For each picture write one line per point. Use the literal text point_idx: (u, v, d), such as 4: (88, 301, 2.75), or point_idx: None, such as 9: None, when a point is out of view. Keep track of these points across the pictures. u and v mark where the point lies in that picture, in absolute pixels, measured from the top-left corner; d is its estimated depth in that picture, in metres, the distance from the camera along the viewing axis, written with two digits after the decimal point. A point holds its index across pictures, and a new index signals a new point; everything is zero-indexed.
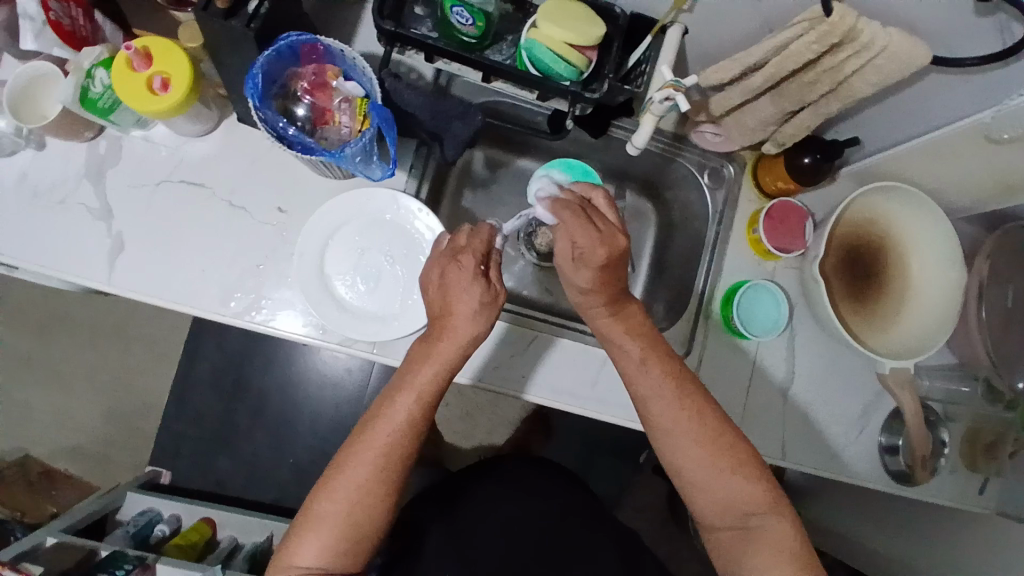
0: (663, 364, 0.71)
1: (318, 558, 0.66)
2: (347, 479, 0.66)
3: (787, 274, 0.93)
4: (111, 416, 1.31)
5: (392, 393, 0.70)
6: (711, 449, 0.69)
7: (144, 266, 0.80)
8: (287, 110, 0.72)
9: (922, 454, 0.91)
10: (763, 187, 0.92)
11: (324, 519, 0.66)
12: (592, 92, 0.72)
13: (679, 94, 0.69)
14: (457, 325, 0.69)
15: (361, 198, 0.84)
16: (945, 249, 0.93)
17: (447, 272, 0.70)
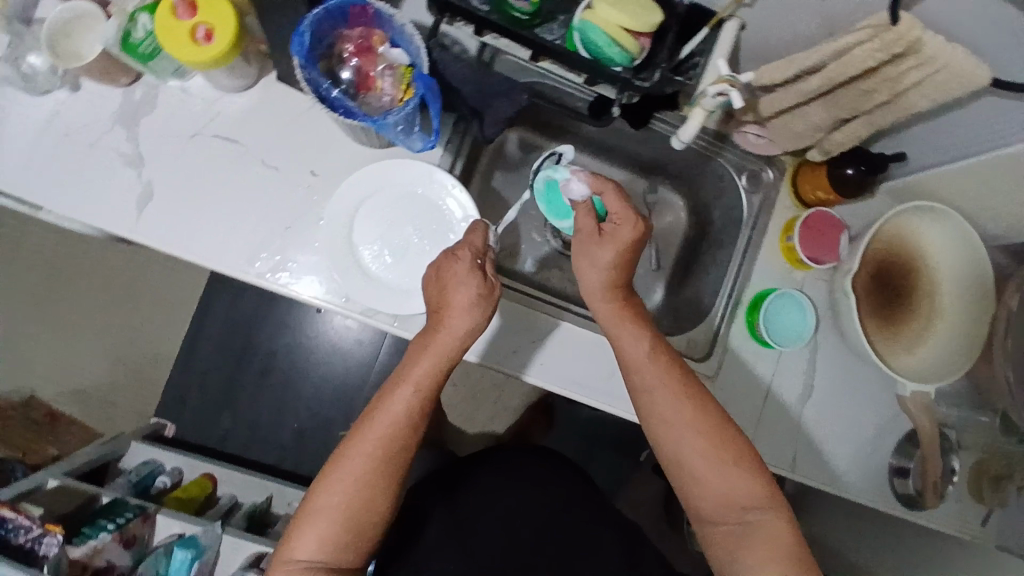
0: (663, 355, 0.71)
1: (316, 551, 0.65)
2: (345, 472, 0.66)
3: (816, 285, 0.92)
4: (120, 364, 1.32)
5: (391, 385, 0.69)
6: (710, 444, 0.67)
7: (171, 217, 0.79)
8: (331, 72, 0.71)
9: (934, 479, 0.90)
10: (801, 195, 0.91)
11: (322, 511, 0.66)
12: (643, 81, 0.70)
13: (734, 90, 0.67)
14: (457, 316, 0.70)
15: (395, 169, 0.83)
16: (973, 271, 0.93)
17: (444, 267, 0.72)
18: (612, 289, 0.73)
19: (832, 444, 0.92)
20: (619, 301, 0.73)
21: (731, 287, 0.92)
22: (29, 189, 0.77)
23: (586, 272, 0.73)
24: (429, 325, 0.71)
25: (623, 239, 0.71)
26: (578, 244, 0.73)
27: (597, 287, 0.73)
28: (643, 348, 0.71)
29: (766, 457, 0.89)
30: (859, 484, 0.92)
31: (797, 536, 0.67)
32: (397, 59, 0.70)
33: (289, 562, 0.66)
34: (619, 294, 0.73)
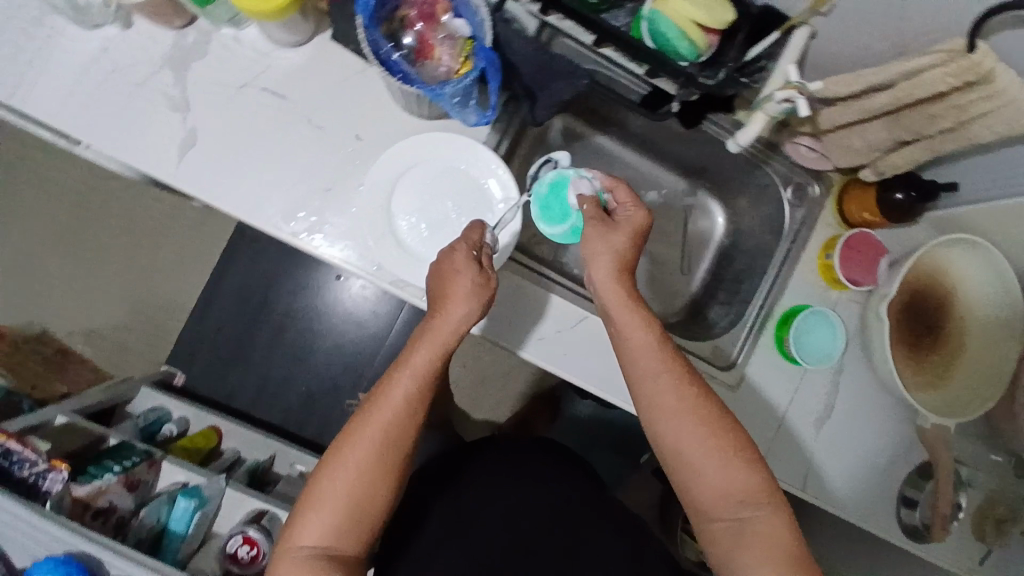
0: (659, 343, 0.70)
1: (319, 538, 0.65)
2: (348, 459, 0.66)
3: (848, 306, 0.91)
4: (136, 308, 1.33)
5: (392, 371, 0.69)
6: (709, 438, 0.66)
7: (211, 167, 0.78)
8: (393, 36, 0.69)
9: (944, 513, 0.89)
10: (846, 214, 0.90)
11: (325, 497, 0.65)
12: (706, 79, 0.70)
13: (802, 98, 0.67)
14: (455, 304, 0.71)
15: (442, 142, 0.81)
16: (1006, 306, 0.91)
17: (443, 259, 0.74)
18: (618, 276, 0.73)
19: (845, 468, 0.91)
20: (629, 293, 0.72)
21: (762, 299, 0.91)
22: (70, 123, 0.76)
23: (598, 258, 0.73)
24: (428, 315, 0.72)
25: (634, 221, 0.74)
26: (593, 230, 0.73)
27: (604, 278, 0.73)
28: (642, 338, 0.70)
29: (777, 474, 0.88)
30: (868, 513, 0.91)
31: (796, 536, 0.64)
32: (461, 30, 0.68)
33: (294, 550, 0.65)
34: (624, 283, 0.73)
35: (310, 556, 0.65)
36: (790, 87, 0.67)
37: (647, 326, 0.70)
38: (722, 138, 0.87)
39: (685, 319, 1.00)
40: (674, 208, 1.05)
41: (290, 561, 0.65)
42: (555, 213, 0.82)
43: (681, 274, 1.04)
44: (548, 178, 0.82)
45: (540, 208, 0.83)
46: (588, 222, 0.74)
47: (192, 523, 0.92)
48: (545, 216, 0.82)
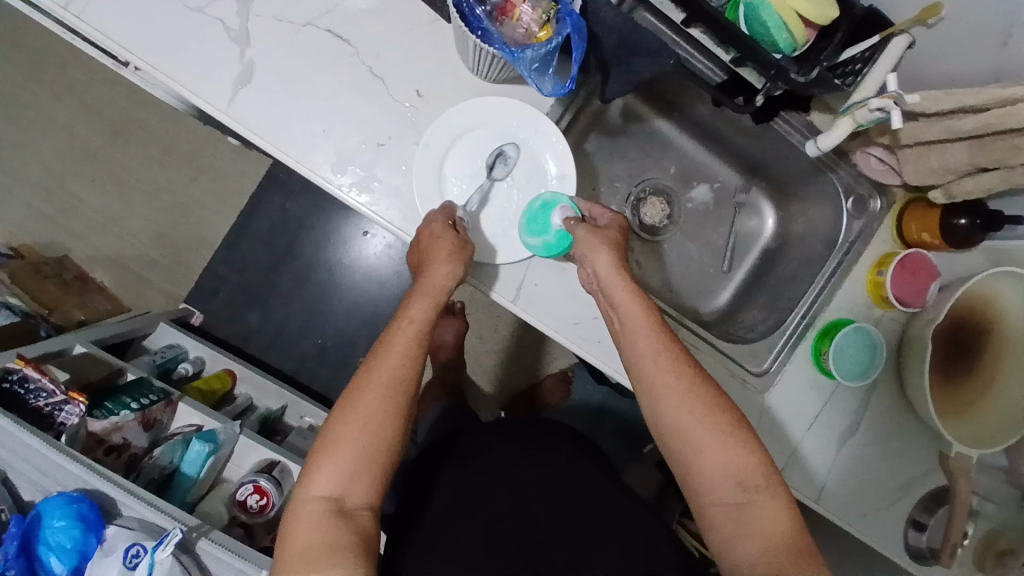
0: (649, 321, 0.70)
1: (333, 486, 0.62)
2: (360, 405, 0.64)
3: (890, 326, 0.90)
4: (160, 238, 1.33)
5: (393, 325, 0.69)
6: (705, 413, 0.66)
7: (264, 105, 0.75)
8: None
9: (955, 541, 0.88)
10: (904, 232, 0.88)
11: (339, 443, 0.63)
12: (800, 76, 0.67)
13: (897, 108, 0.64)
14: (445, 268, 0.72)
15: (506, 110, 0.78)
16: None
17: (424, 230, 0.74)
18: (619, 265, 0.73)
19: (863, 487, 0.91)
20: (630, 281, 0.72)
21: (804, 308, 0.89)
22: (122, 42, 0.72)
23: (598, 251, 0.73)
24: (416, 281, 0.73)
25: (616, 223, 0.77)
26: (585, 230, 0.74)
27: (607, 268, 0.73)
28: (631, 315, 0.71)
29: (794, 485, 0.88)
30: (877, 533, 0.91)
31: (793, 511, 0.64)
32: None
33: (307, 502, 0.63)
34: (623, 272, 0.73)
35: (325, 506, 0.62)
36: (889, 98, 0.64)
37: (635, 309, 0.71)
38: (793, 141, 0.85)
39: (720, 318, 0.99)
40: (723, 203, 1.03)
41: (302, 515, 0.62)
42: (536, 226, 0.78)
43: (722, 271, 1.02)
44: (542, 194, 0.78)
45: (526, 219, 0.78)
46: (579, 227, 0.75)
47: (204, 467, 0.91)
48: (526, 229, 0.78)
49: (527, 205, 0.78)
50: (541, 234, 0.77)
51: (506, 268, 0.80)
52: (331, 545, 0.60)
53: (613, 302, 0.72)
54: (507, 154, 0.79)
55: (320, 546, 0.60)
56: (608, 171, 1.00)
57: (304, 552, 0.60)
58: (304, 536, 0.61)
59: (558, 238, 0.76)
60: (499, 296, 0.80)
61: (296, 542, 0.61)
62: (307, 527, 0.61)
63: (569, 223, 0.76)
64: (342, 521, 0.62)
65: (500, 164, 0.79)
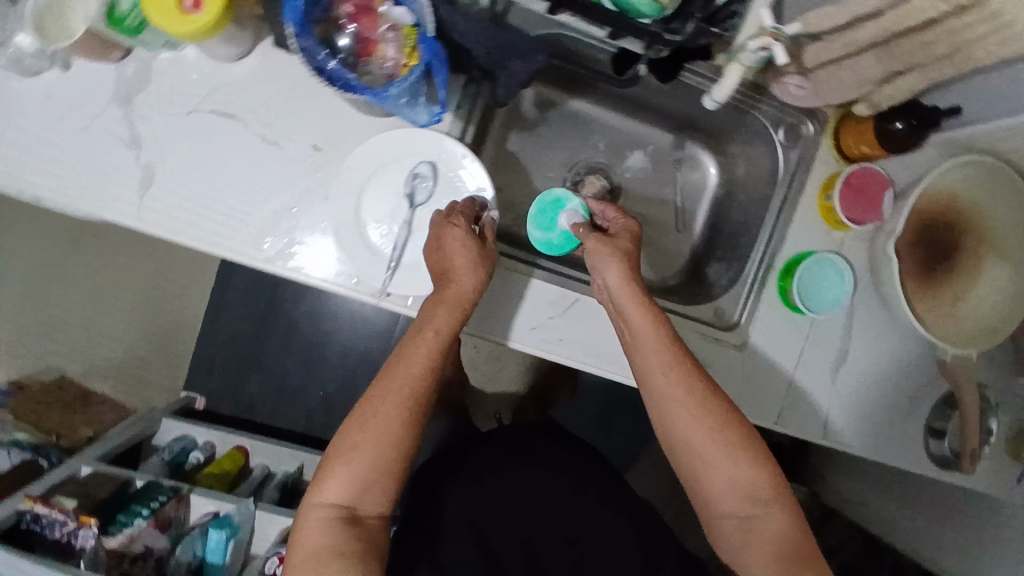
0: (662, 335, 0.68)
1: (345, 494, 0.64)
2: (376, 417, 0.65)
3: (855, 246, 0.87)
4: (146, 335, 1.35)
5: (413, 337, 0.68)
6: (718, 430, 0.66)
7: (174, 201, 0.76)
8: (321, 39, 0.63)
9: (973, 446, 0.86)
10: (844, 149, 0.85)
11: (351, 454, 0.64)
12: (672, 33, 0.65)
13: (779, 43, 0.61)
14: (466, 274, 0.70)
15: (405, 139, 0.77)
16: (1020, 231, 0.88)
17: (443, 234, 0.72)
18: (630, 276, 0.70)
19: (869, 410, 0.90)
20: (641, 291, 0.69)
21: (762, 250, 0.88)
22: (20, 178, 0.73)
23: (611, 263, 0.71)
24: (438, 288, 0.71)
25: (630, 231, 0.75)
26: (596, 240, 0.73)
27: (618, 282, 0.70)
28: (643, 329, 0.69)
29: (795, 429, 0.87)
30: (891, 455, 0.90)
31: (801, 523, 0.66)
32: (400, 18, 0.63)
33: (318, 506, 0.64)
34: (635, 281, 0.71)
35: (335, 514, 0.64)
36: (767, 37, 0.62)
37: (653, 317, 0.68)
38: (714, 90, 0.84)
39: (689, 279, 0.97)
40: (664, 165, 1.01)
41: (313, 518, 0.64)
42: (543, 222, 0.83)
43: (679, 232, 1.01)
44: (557, 191, 0.82)
45: (537, 210, 0.83)
46: (592, 236, 0.73)
47: (227, 552, 0.95)
48: (536, 219, 0.83)
49: (541, 198, 0.82)
50: (546, 230, 0.83)
51: None
52: (339, 553, 0.62)
53: (628, 307, 0.69)
54: (421, 176, 0.78)
55: (330, 551, 0.62)
56: (541, 165, 0.99)
57: (313, 555, 0.62)
58: (314, 541, 0.63)
59: (560, 239, 0.82)
60: None
61: (304, 543, 0.63)
62: (316, 530, 0.63)
63: (575, 228, 0.78)
64: (351, 529, 0.64)
65: (420, 187, 0.78)
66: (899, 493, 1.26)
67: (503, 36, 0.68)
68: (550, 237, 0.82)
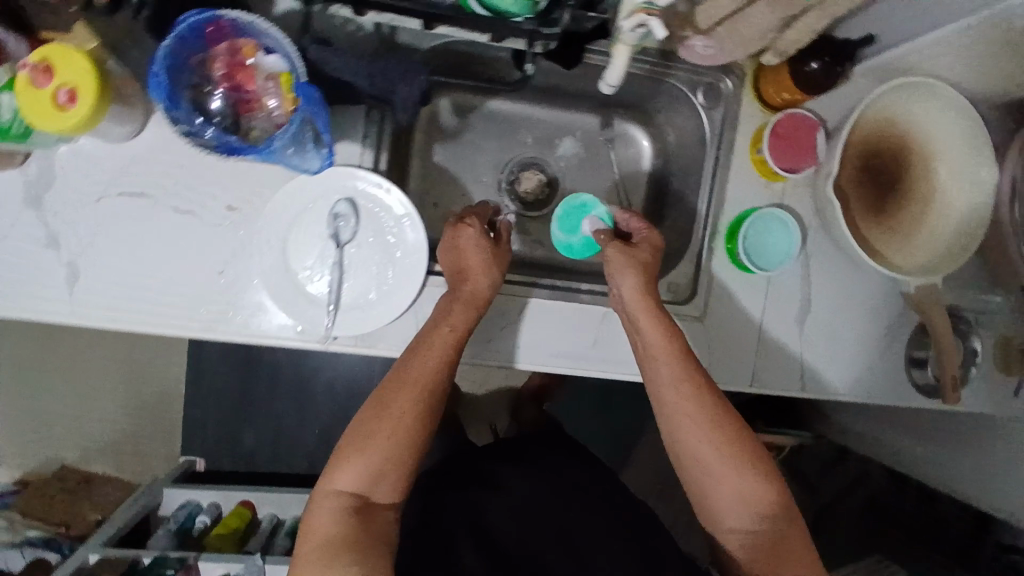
0: (671, 349, 0.70)
1: (359, 483, 0.65)
2: (393, 408, 0.67)
3: (796, 194, 0.86)
4: (133, 409, 1.35)
5: (432, 331, 0.71)
6: (726, 448, 0.67)
7: (106, 290, 0.76)
8: (195, 107, 0.62)
9: (954, 374, 0.83)
10: (767, 99, 0.83)
11: (369, 443, 0.66)
12: (552, 25, 0.62)
13: (654, 17, 0.57)
14: (477, 269, 0.75)
15: (316, 181, 0.76)
16: (970, 146, 0.84)
17: (458, 235, 0.77)
18: (644, 287, 0.73)
19: (845, 354, 0.89)
20: (655, 305, 0.72)
21: (704, 216, 0.87)
22: None
23: (628, 273, 0.73)
24: (452, 287, 0.75)
25: (651, 242, 0.77)
26: (615, 249, 0.75)
27: (634, 292, 0.73)
28: (655, 341, 0.71)
29: (771, 386, 0.88)
30: (872, 392, 0.90)
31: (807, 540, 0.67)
32: (271, 69, 0.62)
33: (330, 494, 0.65)
34: (649, 295, 0.73)
35: (348, 503, 0.65)
36: (651, 11, 0.57)
37: (664, 328, 0.71)
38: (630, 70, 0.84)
39: None
40: (596, 146, 1.00)
41: (325, 505, 0.64)
42: (566, 225, 0.89)
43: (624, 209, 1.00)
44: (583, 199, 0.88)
45: (564, 213, 0.89)
46: (613, 243, 0.76)
47: None
48: (560, 220, 0.89)
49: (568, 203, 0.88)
50: (568, 231, 0.88)
51: (398, 323, 0.80)
52: (349, 543, 0.63)
53: (641, 313, 0.72)
54: (342, 215, 0.76)
55: (343, 538, 0.63)
56: (472, 171, 0.97)
57: (324, 542, 0.63)
58: (326, 528, 0.63)
59: (580, 244, 0.88)
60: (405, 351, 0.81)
61: (314, 531, 0.64)
62: (326, 517, 0.64)
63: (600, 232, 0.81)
64: (362, 518, 0.65)
65: (343, 225, 0.76)
66: (903, 420, 1.25)
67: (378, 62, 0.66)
68: (571, 240, 0.88)
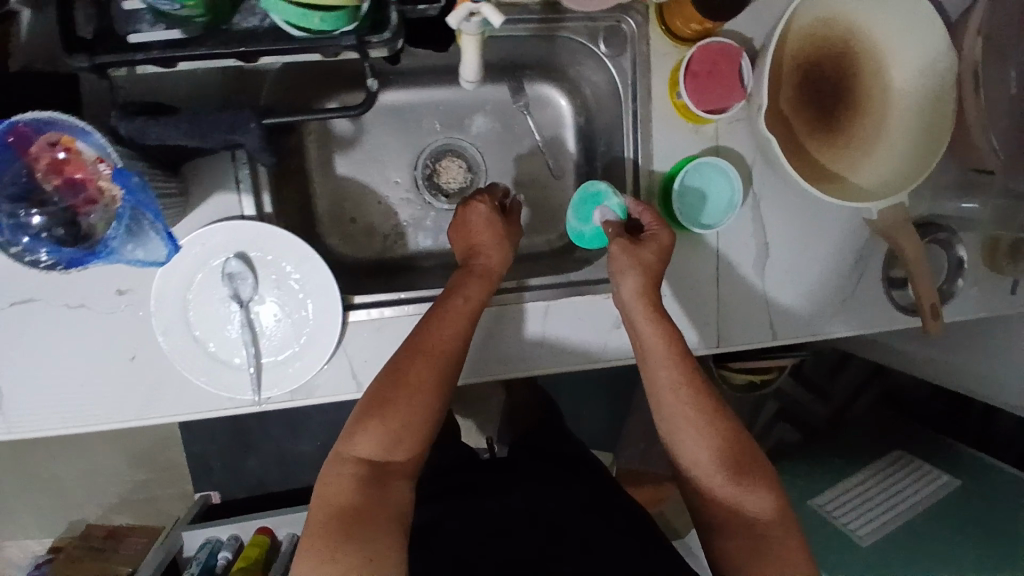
0: (672, 353, 0.71)
1: (381, 446, 0.62)
2: (414, 375, 0.64)
3: (731, 130, 0.77)
4: (137, 460, 1.37)
5: (449, 300, 0.69)
6: (725, 457, 0.69)
7: (24, 402, 0.73)
8: (20, 223, 0.56)
9: (932, 302, 0.76)
10: (677, 32, 0.74)
11: (391, 406, 0.63)
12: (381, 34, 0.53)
13: (484, 3, 0.48)
14: (488, 250, 0.75)
15: (202, 246, 0.70)
16: (922, 35, 0.75)
17: (469, 214, 0.77)
18: (645, 290, 0.72)
19: (816, 290, 0.83)
20: (654, 310, 0.72)
21: (634, 178, 0.78)
22: None
23: (627, 274, 0.72)
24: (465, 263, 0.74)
25: (659, 244, 0.74)
26: (620, 248, 0.73)
27: (632, 294, 0.72)
28: (653, 344, 0.71)
29: (741, 341, 0.83)
30: (848, 324, 0.85)
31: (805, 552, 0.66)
32: (96, 159, 0.55)
33: (346, 461, 0.62)
34: (649, 299, 0.72)
35: (367, 471, 0.62)
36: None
37: (662, 334, 0.71)
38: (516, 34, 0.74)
39: None
40: (511, 117, 0.90)
41: (340, 474, 0.61)
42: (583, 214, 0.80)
43: (556, 179, 0.92)
44: (600, 186, 0.78)
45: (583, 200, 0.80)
46: (615, 240, 0.73)
47: None
48: (575, 208, 0.80)
49: (584, 189, 0.79)
50: (581, 220, 0.80)
51: (329, 368, 0.75)
52: (365, 515, 0.59)
53: (639, 318, 0.72)
54: (236, 274, 0.71)
55: (360, 507, 0.59)
56: (384, 175, 0.89)
57: (340, 512, 0.59)
58: (343, 496, 0.60)
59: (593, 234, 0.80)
60: (343, 394, 0.75)
61: (328, 502, 0.60)
62: (342, 486, 0.61)
63: (608, 229, 0.76)
64: (377, 487, 0.61)
65: (241, 284, 0.71)
66: None
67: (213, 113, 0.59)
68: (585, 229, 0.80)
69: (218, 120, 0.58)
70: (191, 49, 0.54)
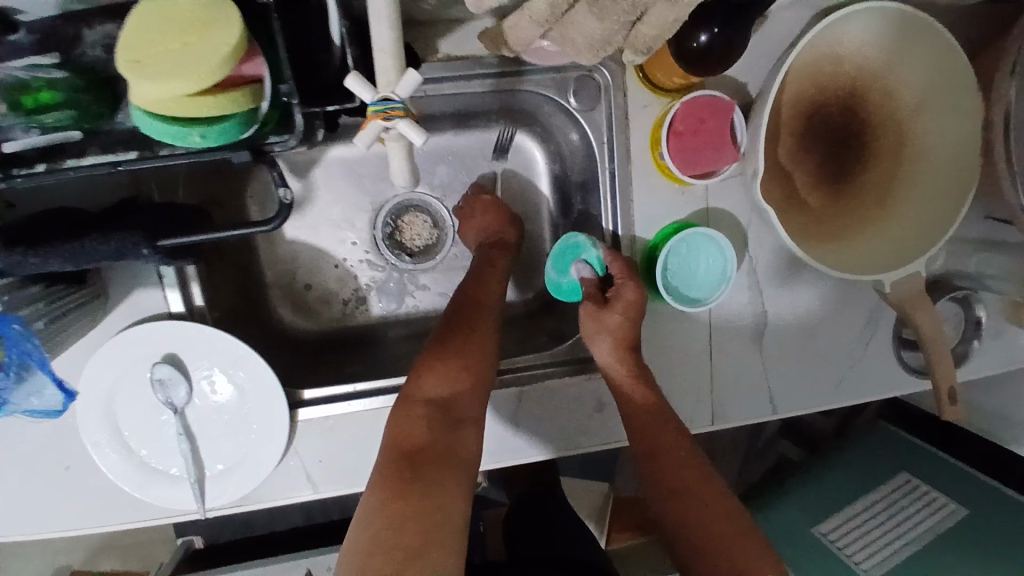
0: (663, 416, 0.66)
1: (447, 384, 0.59)
2: (474, 327, 0.65)
3: (717, 189, 0.69)
4: None
5: (480, 270, 0.72)
6: (716, 522, 0.61)
7: None
8: None
9: (949, 383, 0.67)
10: (658, 82, 0.65)
11: (456, 351, 0.62)
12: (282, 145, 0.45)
13: (402, 118, 0.44)
14: (503, 230, 0.76)
15: (124, 349, 0.63)
16: (939, 72, 0.66)
17: (473, 203, 0.78)
18: (622, 351, 0.67)
19: (819, 357, 0.74)
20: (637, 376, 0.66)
21: (612, 242, 0.70)
22: None
23: (597, 341, 0.67)
24: (487, 247, 0.74)
25: (628, 302, 0.67)
26: (588, 312, 0.68)
27: (610, 360, 0.67)
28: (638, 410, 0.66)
29: (737, 418, 0.73)
30: (857, 390, 0.76)
31: None
32: None
33: (415, 403, 0.58)
34: (630, 364, 0.67)
35: (437, 411, 0.57)
36: (393, 112, 0.44)
37: (645, 406, 0.65)
38: (472, 90, 0.66)
39: None
40: (477, 165, 0.81)
41: (412, 414, 0.57)
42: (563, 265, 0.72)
43: (532, 233, 0.83)
44: (581, 236, 0.71)
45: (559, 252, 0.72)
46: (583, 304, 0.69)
47: None
48: (554, 257, 0.72)
49: (564, 238, 0.71)
50: (559, 271, 0.72)
51: (279, 470, 0.67)
52: (435, 457, 0.54)
53: (621, 391, 0.66)
54: (166, 379, 0.64)
55: (430, 449, 0.54)
56: (337, 236, 0.80)
57: (410, 453, 0.54)
58: (414, 436, 0.55)
59: (570, 289, 0.73)
60: (298, 496, 0.68)
61: (397, 443, 0.55)
62: (413, 425, 0.56)
63: (586, 287, 0.70)
64: (445, 428, 0.56)
65: (171, 389, 0.64)
66: None
67: (100, 236, 0.50)
68: (564, 284, 0.73)
69: (101, 246, 0.49)
70: (72, 161, 0.47)
